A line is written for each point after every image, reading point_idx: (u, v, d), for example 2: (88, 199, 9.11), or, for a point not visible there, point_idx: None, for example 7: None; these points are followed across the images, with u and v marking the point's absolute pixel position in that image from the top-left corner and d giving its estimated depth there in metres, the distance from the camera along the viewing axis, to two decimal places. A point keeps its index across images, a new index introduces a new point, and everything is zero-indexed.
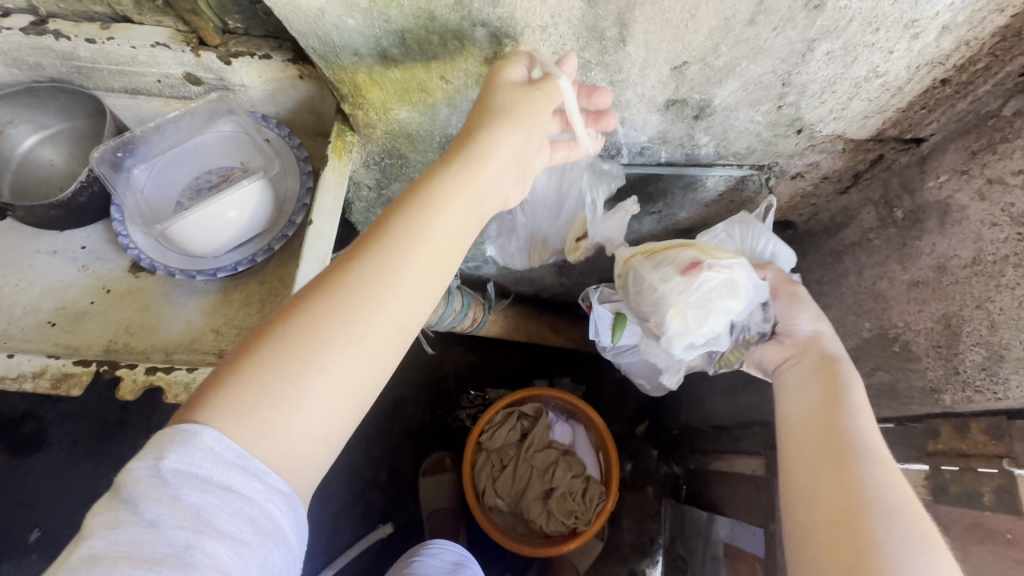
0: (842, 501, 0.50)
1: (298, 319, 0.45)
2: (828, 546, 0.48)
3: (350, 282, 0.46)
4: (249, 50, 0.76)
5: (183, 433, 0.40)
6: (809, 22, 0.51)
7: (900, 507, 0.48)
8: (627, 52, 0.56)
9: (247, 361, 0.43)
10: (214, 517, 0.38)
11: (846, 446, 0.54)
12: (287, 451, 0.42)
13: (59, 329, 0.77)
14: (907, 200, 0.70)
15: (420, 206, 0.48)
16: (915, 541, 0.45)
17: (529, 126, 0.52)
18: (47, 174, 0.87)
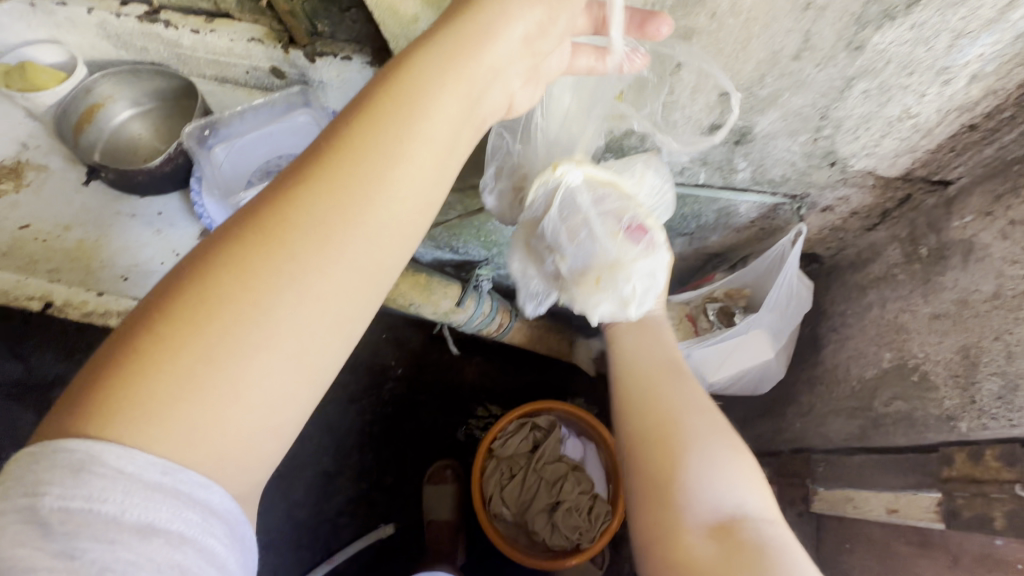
0: (656, 414, 0.59)
1: (230, 274, 0.35)
2: (652, 448, 0.57)
3: (300, 220, 0.37)
4: (333, 51, 0.83)
5: (71, 454, 0.32)
6: (850, 61, 0.57)
7: (699, 412, 0.59)
8: (681, 76, 0.62)
9: (156, 331, 0.34)
10: (131, 573, 0.31)
11: (655, 370, 0.64)
12: (226, 451, 0.35)
13: (131, 284, 0.83)
14: (932, 238, 0.74)
15: (397, 107, 0.39)
16: (709, 437, 0.56)
17: (550, 4, 0.43)
18: (135, 146, 0.95)
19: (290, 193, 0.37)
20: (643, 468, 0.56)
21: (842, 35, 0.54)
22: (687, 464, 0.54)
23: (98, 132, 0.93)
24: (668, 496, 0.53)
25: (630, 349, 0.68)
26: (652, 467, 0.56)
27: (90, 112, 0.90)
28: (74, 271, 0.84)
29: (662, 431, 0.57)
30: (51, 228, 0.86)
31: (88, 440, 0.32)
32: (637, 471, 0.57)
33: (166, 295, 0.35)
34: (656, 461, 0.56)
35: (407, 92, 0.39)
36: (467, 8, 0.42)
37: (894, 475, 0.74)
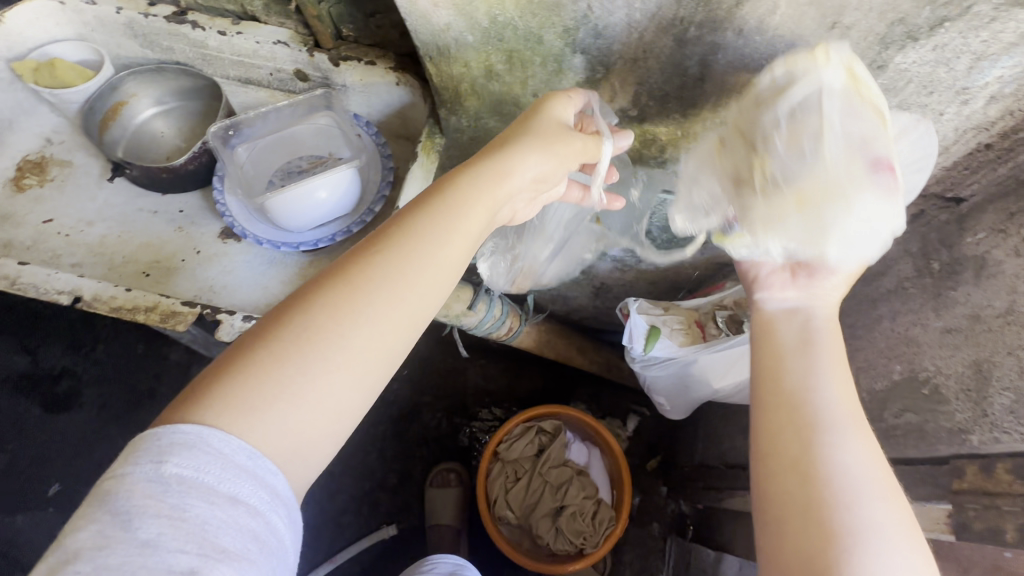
0: (812, 485, 0.49)
1: (315, 313, 0.48)
2: (800, 528, 0.48)
3: (367, 281, 0.50)
4: (357, 56, 0.86)
5: (180, 435, 0.41)
6: (871, 79, 0.58)
7: (868, 489, 0.48)
8: (704, 89, 0.64)
9: (257, 353, 0.46)
10: (219, 533, 0.39)
11: (816, 420, 0.51)
12: (297, 449, 0.46)
13: (152, 280, 0.84)
14: (944, 253, 0.75)
15: (447, 211, 0.54)
16: (886, 533, 0.46)
17: (557, 153, 0.59)
18: (157, 143, 0.95)
19: (360, 260, 0.51)
20: (786, 544, 0.48)
21: (865, 54, 0.55)
22: (850, 564, 0.45)
23: (122, 129, 0.93)
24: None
25: (778, 380, 0.54)
26: (797, 547, 0.47)
27: (115, 109, 0.91)
28: (96, 266, 0.85)
29: (812, 506, 0.48)
30: (74, 223, 0.87)
31: (194, 425, 0.42)
32: (773, 545, 0.49)
33: (264, 329, 0.48)
34: (806, 544, 0.47)
35: (449, 204, 0.54)
36: (496, 150, 0.57)
37: (903, 486, 0.74)
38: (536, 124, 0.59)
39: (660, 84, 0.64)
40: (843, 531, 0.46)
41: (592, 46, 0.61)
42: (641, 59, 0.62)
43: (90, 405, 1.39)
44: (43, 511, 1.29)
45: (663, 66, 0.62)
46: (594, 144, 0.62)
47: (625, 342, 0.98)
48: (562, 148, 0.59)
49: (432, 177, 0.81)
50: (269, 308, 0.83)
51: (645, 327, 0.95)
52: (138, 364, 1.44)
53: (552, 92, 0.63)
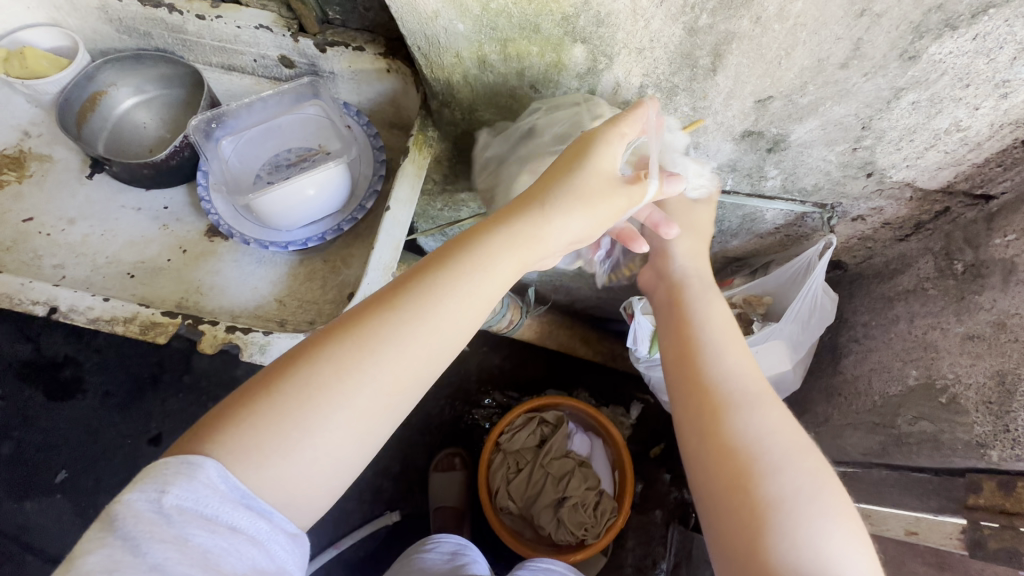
0: (732, 457, 0.51)
1: (331, 355, 0.47)
2: (727, 505, 0.50)
3: (385, 325, 0.48)
4: (345, 41, 0.81)
5: (188, 464, 0.41)
6: (901, 71, 0.53)
7: (787, 453, 0.51)
8: (716, 81, 0.58)
9: (272, 391, 0.46)
10: (222, 560, 0.40)
11: (727, 396, 0.55)
12: (303, 481, 0.45)
13: (137, 281, 0.81)
14: (969, 254, 0.71)
15: (477, 259, 0.52)
16: (810, 492, 0.49)
17: (596, 209, 0.55)
18: (139, 135, 0.91)
19: (382, 304, 0.50)
20: (721, 522, 0.50)
21: (897, 44, 0.50)
22: (779, 532, 0.47)
23: (102, 121, 0.89)
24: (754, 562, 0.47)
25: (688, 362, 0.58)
26: (726, 524, 0.50)
27: (94, 99, 0.87)
28: (79, 267, 0.82)
29: (736, 479, 0.50)
30: (55, 222, 0.84)
31: (203, 458, 0.42)
32: (712, 522, 0.51)
33: (280, 367, 0.47)
34: (735, 519, 0.49)
35: (479, 255, 0.52)
36: (528, 207, 0.55)
37: (916, 496, 0.71)
38: (580, 168, 0.55)
39: (668, 76, 0.59)
40: (770, 501, 0.49)
41: (594, 35, 0.56)
42: (647, 48, 0.56)
43: (93, 393, 1.37)
44: (50, 498, 1.30)
45: (671, 56, 0.56)
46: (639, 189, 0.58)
47: (631, 343, 0.96)
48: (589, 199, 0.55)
49: (424, 173, 0.76)
50: (259, 312, 0.80)
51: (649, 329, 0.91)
52: (136, 352, 1.41)
53: (603, 129, 0.58)
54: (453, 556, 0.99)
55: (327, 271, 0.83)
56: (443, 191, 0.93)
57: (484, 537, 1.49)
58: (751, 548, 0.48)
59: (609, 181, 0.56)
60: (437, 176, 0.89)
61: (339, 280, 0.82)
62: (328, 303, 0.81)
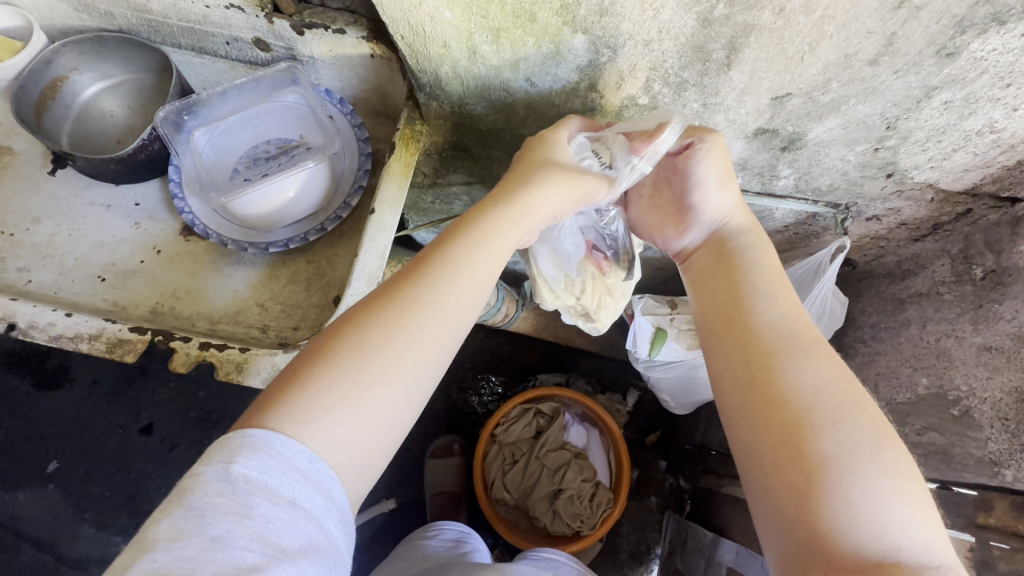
0: (779, 404, 0.47)
1: (367, 336, 0.45)
2: (774, 458, 0.45)
3: (412, 310, 0.47)
4: (324, 22, 0.71)
5: (252, 438, 0.39)
6: (936, 69, 0.48)
7: (840, 403, 0.46)
8: (730, 76, 0.53)
9: (320, 373, 0.43)
10: (282, 531, 0.36)
11: (771, 343, 0.50)
12: (350, 462, 0.42)
13: (108, 286, 0.77)
14: (990, 259, 0.67)
15: (478, 236, 0.51)
16: (865, 444, 0.44)
17: (565, 189, 0.56)
18: (106, 125, 0.85)
19: (407, 285, 0.48)
20: (766, 479, 0.46)
21: (935, 39, 0.45)
22: (835, 488, 0.42)
23: (64, 109, 0.83)
24: (807, 524, 0.42)
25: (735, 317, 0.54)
26: (774, 479, 0.45)
27: (53, 86, 0.80)
28: (46, 269, 0.77)
29: (789, 430, 0.45)
30: (19, 220, 0.79)
31: (267, 430, 0.40)
32: (756, 483, 0.47)
33: (320, 350, 0.45)
34: (782, 472, 0.44)
35: (480, 234, 0.51)
36: (513, 183, 0.55)
37: None
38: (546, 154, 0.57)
39: (677, 70, 0.54)
40: (827, 452, 0.43)
41: (596, 25, 0.50)
42: (655, 40, 0.50)
43: (82, 381, 1.19)
44: None
45: (682, 49, 0.51)
46: (601, 189, 0.59)
47: (629, 345, 0.93)
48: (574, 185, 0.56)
49: (412, 171, 0.71)
50: (239, 317, 0.76)
51: (649, 331, 0.90)
52: None
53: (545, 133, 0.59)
54: (455, 542, 0.97)
55: (312, 273, 0.78)
56: (433, 184, 0.87)
57: (481, 524, 1.47)
58: (807, 507, 0.43)
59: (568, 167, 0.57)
60: (427, 170, 0.84)
61: (324, 281, 0.78)
62: (311, 306, 0.77)
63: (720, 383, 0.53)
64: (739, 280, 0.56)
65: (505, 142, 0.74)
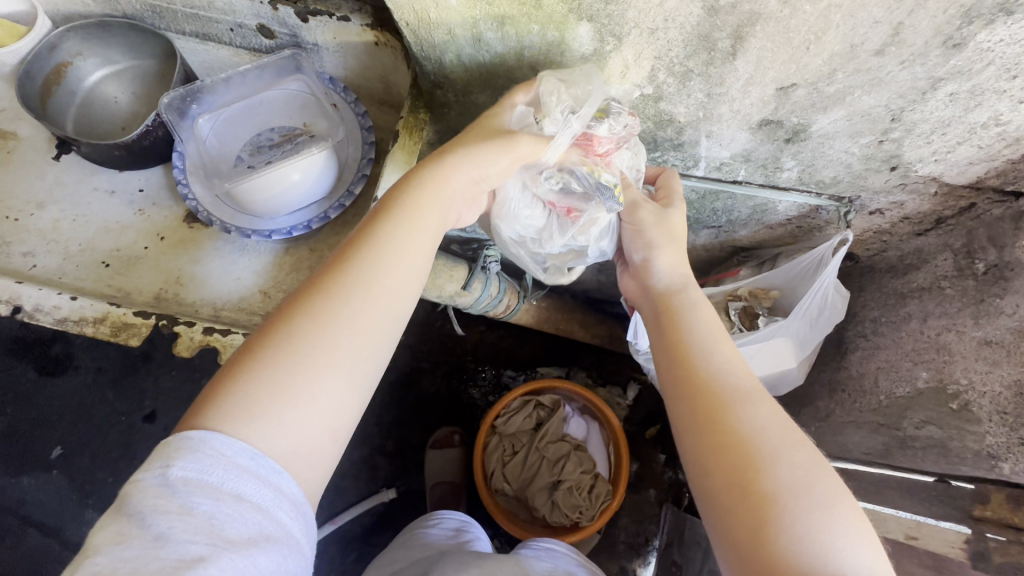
0: (731, 448, 0.47)
1: (296, 326, 0.46)
2: (726, 498, 0.45)
3: (337, 296, 0.47)
4: (327, 9, 0.70)
5: (189, 439, 0.39)
6: (942, 60, 0.48)
7: (784, 442, 0.46)
8: (735, 66, 0.53)
9: (253, 365, 0.44)
10: (227, 525, 0.37)
11: (719, 391, 0.50)
12: (297, 450, 0.42)
13: (112, 271, 0.77)
14: (992, 254, 0.67)
15: (398, 215, 0.52)
16: (811, 479, 0.44)
17: (489, 158, 0.55)
18: (110, 111, 0.86)
19: (332, 275, 0.48)
20: (725, 521, 0.45)
21: (941, 30, 0.45)
22: (789, 521, 0.42)
23: (69, 95, 0.83)
24: (765, 562, 0.42)
25: (682, 372, 0.52)
26: (732, 520, 0.45)
27: (58, 71, 0.80)
28: (50, 254, 0.77)
29: (738, 470, 0.45)
30: (24, 206, 0.79)
31: (205, 430, 0.40)
32: (715, 519, 0.46)
33: (249, 347, 0.45)
34: (741, 511, 0.44)
35: (402, 213, 0.52)
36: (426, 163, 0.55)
37: (920, 500, 0.69)
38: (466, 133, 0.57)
39: (682, 59, 0.53)
40: (774, 491, 0.44)
41: (601, 13, 0.50)
42: (661, 29, 0.50)
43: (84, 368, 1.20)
44: None
45: (687, 38, 0.51)
46: (529, 144, 0.56)
47: (631, 336, 0.94)
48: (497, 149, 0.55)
49: (415, 160, 0.72)
50: (242, 305, 0.77)
51: None
52: None
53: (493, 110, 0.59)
54: (457, 532, 0.98)
55: (315, 261, 0.78)
56: None
57: (480, 514, 1.48)
58: (761, 541, 0.42)
59: (488, 134, 0.56)
60: None
61: None
62: None
63: (676, 429, 0.52)
64: (683, 330, 0.56)
65: None
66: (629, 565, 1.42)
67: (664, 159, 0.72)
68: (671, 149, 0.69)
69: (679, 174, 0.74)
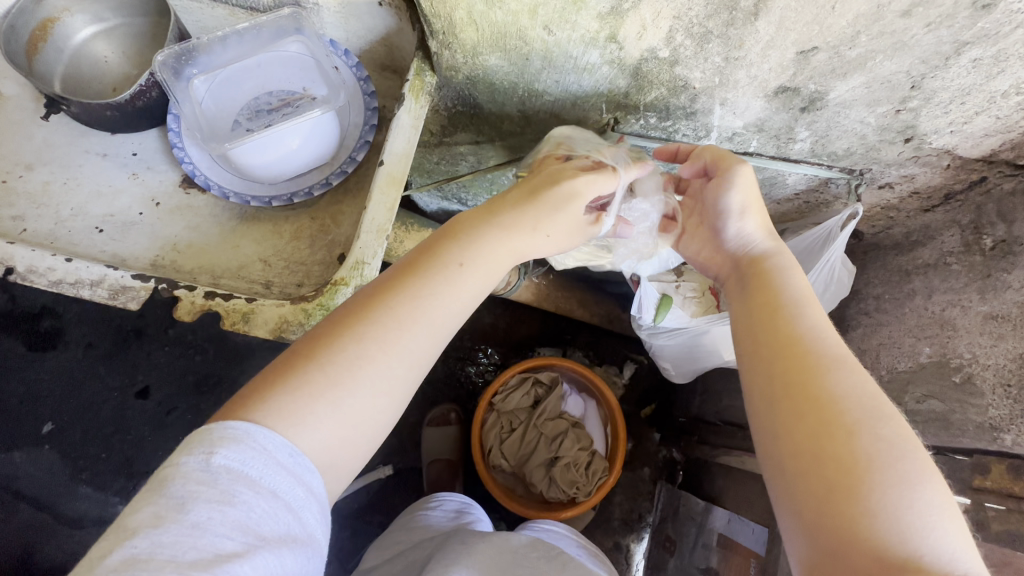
0: (810, 411, 0.45)
1: (352, 336, 0.46)
2: (796, 464, 0.44)
3: (396, 318, 0.48)
4: None
5: (232, 429, 0.39)
6: (970, 22, 0.47)
7: (876, 409, 0.44)
8: (756, 27, 0.51)
9: (305, 364, 0.45)
10: (261, 522, 0.36)
11: (811, 354, 0.48)
12: (329, 459, 0.43)
13: (106, 237, 0.75)
14: (1000, 229, 0.67)
15: (469, 253, 0.53)
16: (898, 453, 0.42)
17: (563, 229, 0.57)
18: (101, 71, 0.82)
19: (400, 291, 0.49)
20: (797, 477, 0.44)
21: None
22: (866, 495, 0.40)
23: (56, 53, 0.79)
24: (839, 530, 0.40)
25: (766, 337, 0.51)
26: (806, 484, 0.43)
27: (45, 27, 0.76)
28: (41, 219, 0.74)
29: (817, 432, 0.44)
30: (11, 167, 0.76)
31: (245, 422, 0.40)
32: (783, 486, 0.45)
33: (309, 342, 0.47)
34: (820, 475, 0.43)
35: (473, 252, 0.53)
36: (514, 209, 0.56)
37: None
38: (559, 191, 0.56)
39: (702, 19, 0.52)
40: (856, 459, 0.42)
41: None
42: None
43: (75, 343, 1.17)
44: None
45: None
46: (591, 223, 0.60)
47: (634, 311, 0.94)
48: (558, 212, 0.55)
49: (422, 125, 0.70)
50: (242, 273, 0.75)
51: (653, 297, 0.89)
52: None
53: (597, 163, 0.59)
54: (457, 513, 0.98)
55: (316, 230, 0.77)
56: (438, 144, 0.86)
57: (476, 491, 1.49)
58: (835, 511, 0.41)
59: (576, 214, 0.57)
60: (434, 127, 0.84)
61: (328, 239, 0.77)
62: (317, 262, 0.76)
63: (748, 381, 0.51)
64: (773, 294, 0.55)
65: (519, 99, 0.74)
66: (621, 541, 1.44)
67: (675, 129, 0.71)
68: (683, 118, 0.68)
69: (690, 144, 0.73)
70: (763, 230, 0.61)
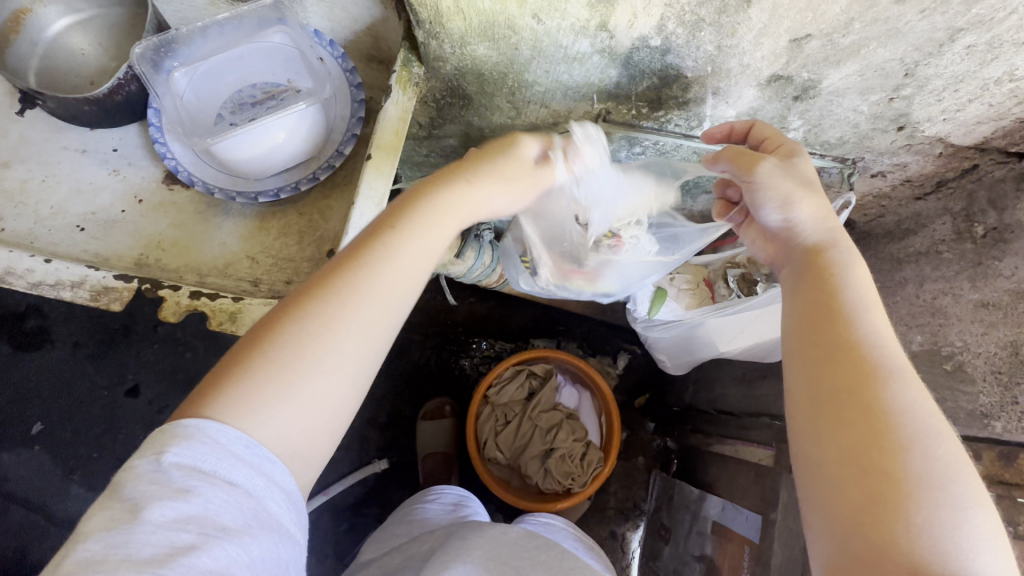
0: (869, 421, 0.44)
1: (305, 324, 0.44)
2: (836, 469, 0.44)
3: (349, 300, 0.45)
4: None
5: (183, 426, 0.38)
6: (964, 9, 0.46)
7: (931, 428, 0.43)
8: (748, 15, 0.50)
9: (256, 356, 0.42)
10: (220, 512, 0.36)
11: (871, 363, 0.46)
12: (297, 448, 0.42)
13: (88, 236, 0.73)
14: (992, 217, 0.67)
15: (417, 220, 0.49)
16: (944, 474, 0.41)
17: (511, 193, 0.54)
18: (76, 63, 0.79)
19: (348, 271, 0.46)
20: (838, 482, 0.44)
21: None
22: (911, 509, 0.40)
23: (30, 46, 0.76)
24: (877, 543, 0.40)
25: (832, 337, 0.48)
26: (850, 491, 0.43)
27: (16, 19, 0.74)
28: (19, 218, 0.72)
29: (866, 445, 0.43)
30: None
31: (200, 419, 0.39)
32: (815, 490, 0.45)
33: (261, 330, 0.44)
34: (865, 485, 0.42)
35: (421, 220, 0.49)
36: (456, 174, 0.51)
37: None
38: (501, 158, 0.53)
39: (694, 7, 0.50)
40: (904, 475, 0.41)
41: None
42: None
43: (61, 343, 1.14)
44: None
45: None
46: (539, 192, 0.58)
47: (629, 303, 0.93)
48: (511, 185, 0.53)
49: (410, 117, 0.69)
50: (230, 270, 0.74)
51: (647, 291, 0.90)
52: None
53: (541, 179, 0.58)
54: (455, 506, 0.98)
55: (304, 225, 0.76)
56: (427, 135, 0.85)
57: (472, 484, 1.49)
58: (876, 522, 0.41)
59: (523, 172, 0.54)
60: (423, 118, 0.83)
61: (317, 235, 0.76)
62: (306, 259, 0.75)
63: (792, 383, 0.50)
64: (840, 291, 0.50)
65: (508, 90, 0.72)
66: (617, 529, 1.45)
67: (668, 118, 0.70)
68: (675, 108, 0.67)
69: (682, 134, 0.72)
70: (819, 215, 0.53)
